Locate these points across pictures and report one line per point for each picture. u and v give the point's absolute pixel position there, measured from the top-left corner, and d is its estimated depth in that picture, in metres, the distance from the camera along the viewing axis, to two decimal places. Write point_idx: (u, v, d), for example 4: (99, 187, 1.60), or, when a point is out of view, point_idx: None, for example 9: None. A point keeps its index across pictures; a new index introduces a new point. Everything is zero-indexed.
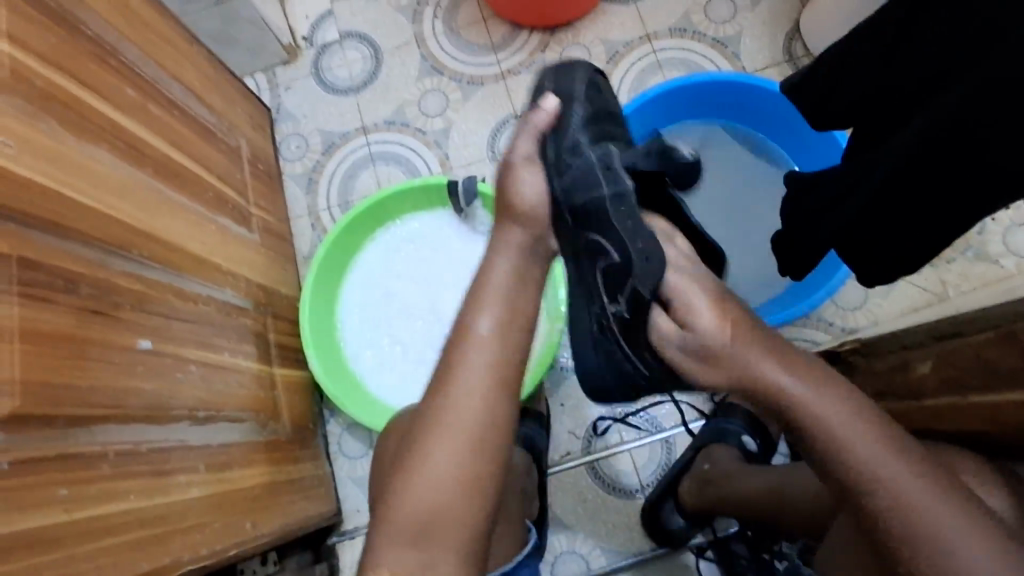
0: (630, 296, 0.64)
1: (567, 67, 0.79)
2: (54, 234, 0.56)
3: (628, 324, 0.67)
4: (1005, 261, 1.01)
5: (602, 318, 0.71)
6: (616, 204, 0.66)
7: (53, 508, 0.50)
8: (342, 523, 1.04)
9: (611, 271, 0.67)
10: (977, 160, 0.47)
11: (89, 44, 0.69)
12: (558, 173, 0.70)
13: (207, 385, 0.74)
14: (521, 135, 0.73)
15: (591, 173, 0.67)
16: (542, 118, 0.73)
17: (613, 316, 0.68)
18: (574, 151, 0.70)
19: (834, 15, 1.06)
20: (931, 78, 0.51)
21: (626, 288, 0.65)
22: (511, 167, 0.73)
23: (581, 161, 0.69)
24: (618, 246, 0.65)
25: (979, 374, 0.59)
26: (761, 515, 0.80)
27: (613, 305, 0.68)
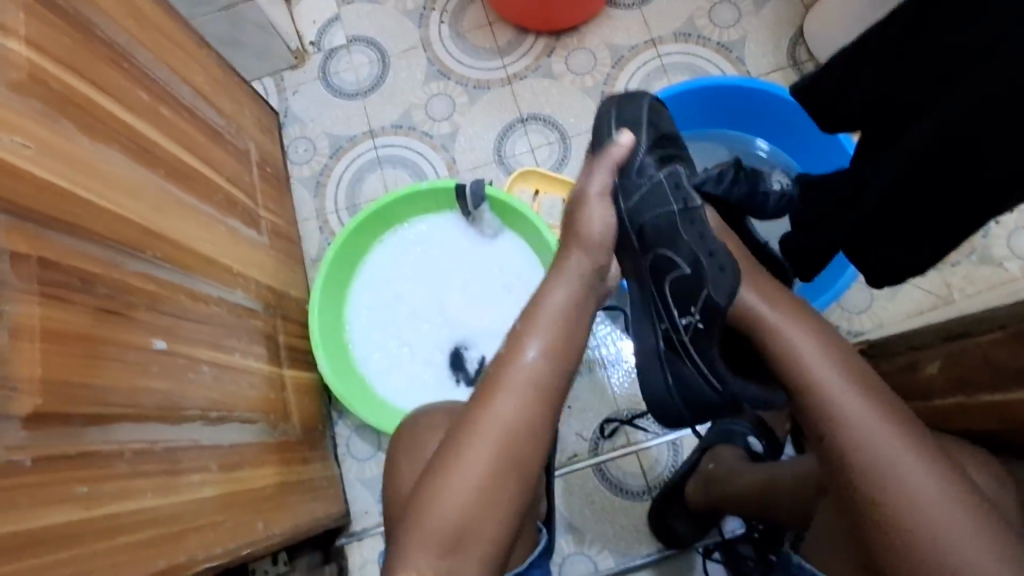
0: (707, 307, 0.71)
1: (631, 98, 0.86)
2: (72, 235, 0.57)
3: (701, 333, 0.73)
4: (1010, 264, 1.01)
5: (670, 332, 0.78)
6: (693, 225, 0.74)
7: (72, 506, 0.50)
8: (350, 524, 1.05)
9: (681, 284, 0.74)
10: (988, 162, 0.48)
11: (104, 48, 0.70)
12: (627, 196, 0.78)
13: (218, 385, 0.74)
14: (597, 167, 0.77)
15: (675, 199, 0.76)
16: (615, 150, 0.77)
17: (685, 328, 0.75)
18: (641, 173, 0.78)
19: (837, 19, 1.07)
20: (941, 81, 0.51)
21: (701, 296, 0.72)
22: (582, 199, 0.76)
23: (653, 184, 0.77)
24: (690, 261, 0.73)
25: (987, 374, 0.60)
26: (768, 515, 0.81)
27: (685, 317, 0.74)
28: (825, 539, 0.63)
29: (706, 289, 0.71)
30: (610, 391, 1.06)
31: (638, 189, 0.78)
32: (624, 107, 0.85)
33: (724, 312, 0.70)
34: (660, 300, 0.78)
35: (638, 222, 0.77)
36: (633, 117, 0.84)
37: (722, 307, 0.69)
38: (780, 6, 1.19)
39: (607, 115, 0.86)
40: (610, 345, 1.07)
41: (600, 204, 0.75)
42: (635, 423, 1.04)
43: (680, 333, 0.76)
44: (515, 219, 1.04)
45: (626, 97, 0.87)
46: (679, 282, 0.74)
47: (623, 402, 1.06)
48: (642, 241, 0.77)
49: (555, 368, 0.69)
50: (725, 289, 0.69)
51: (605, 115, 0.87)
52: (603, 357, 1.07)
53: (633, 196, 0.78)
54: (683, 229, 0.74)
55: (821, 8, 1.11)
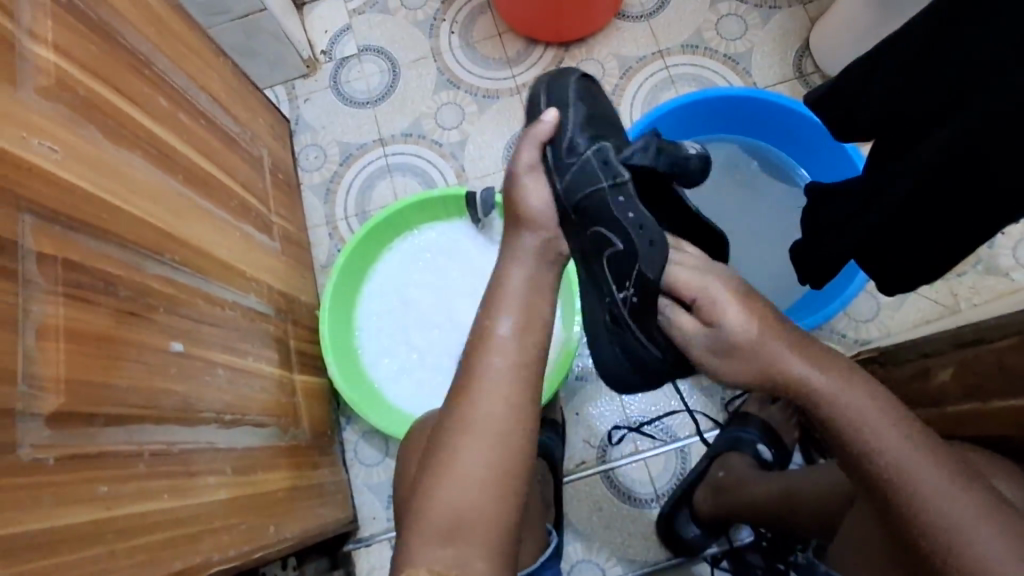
0: (642, 282, 0.71)
1: (562, 76, 0.83)
2: (96, 238, 0.58)
3: (637, 307, 0.74)
4: (1016, 274, 1.02)
5: (613, 306, 0.78)
6: (624, 201, 0.71)
7: (93, 505, 0.51)
8: (358, 530, 1.05)
9: (618, 259, 0.73)
10: (998, 172, 0.49)
11: (126, 55, 0.71)
12: (559, 175, 0.75)
13: (232, 389, 0.75)
14: (522, 146, 0.77)
15: (604, 174, 0.72)
16: (541, 131, 0.76)
17: (623, 302, 0.75)
18: (572, 152, 0.75)
19: (844, 32, 1.09)
20: (954, 93, 0.52)
21: (633, 275, 0.72)
22: (515, 176, 0.77)
23: (581, 163, 0.74)
24: (622, 237, 0.71)
25: (999, 381, 0.60)
26: (778, 522, 0.81)
27: (621, 292, 0.75)
28: (851, 535, 0.65)
29: (639, 266, 0.71)
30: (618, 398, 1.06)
31: (570, 168, 0.75)
32: (553, 87, 0.82)
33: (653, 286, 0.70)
34: (601, 274, 0.78)
35: (573, 201, 0.74)
36: (560, 98, 0.80)
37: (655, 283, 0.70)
38: (786, 19, 1.21)
39: (540, 93, 0.84)
40: None
41: (530, 177, 0.77)
42: (643, 430, 1.04)
43: (620, 307, 0.76)
44: (508, 216, 1.05)
45: (558, 74, 0.84)
46: (617, 258, 0.73)
47: (631, 409, 1.06)
48: (578, 216, 0.74)
49: None
50: (654, 264, 0.69)
51: (537, 95, 0.85)
52: None
53: (567, 174, 0.75)
54: (615, 207, 0.71)
55: (828, 21, 1.12)
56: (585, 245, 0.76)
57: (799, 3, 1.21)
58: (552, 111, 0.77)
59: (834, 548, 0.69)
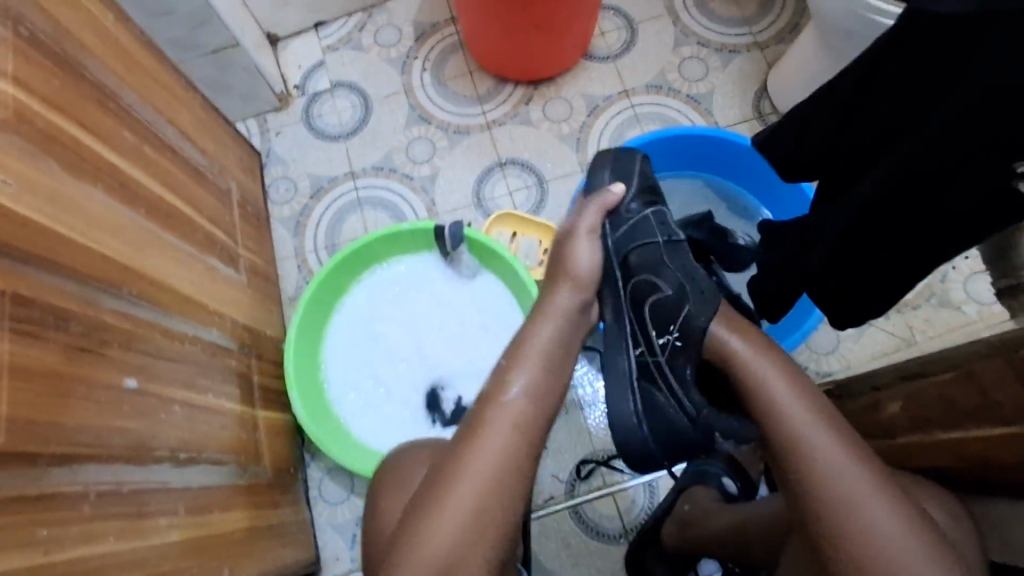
0: (686, 328, 0.72)
1: (627, 151, 0.88)
2: (49, 271, 0.57)
3: (678, 351, 0.73)
4: (967, 307, 1.06)
5: (646, 358, 0.76)
6: (678, 257, 0.78)
7: (33, 549, 0.49)
8: (319, 571, 1.02)
9: (662, 308, 0.75)
10: (944, 208, 0.51)
11: (91, 89, 0.71)
12: (613, 230, 0.81)
13: (190, 426, 0.73)
14: (585, 208, 0.81)
15: (662, 232, 0.79)
16: (607, 194, 0.81)
17: (662, 348, 0.74)
18: (630, 211, 0.82)
19: (799, 74, 1.14)
20: (886, 134, 0.55)
21: (680, 318, 0.73)
22: (570, 233, 0.80)
23: (642, 220, 0.80)
24: (674, 285, 0.75)
25: (940, 412, 0.62)
26: (739, 553, 0.81)
27: (662, 337, 0.74)
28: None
29: (689, 309, 0.73)
30: (586, 432, 1.06)
31: (627, 224, 0.80)
32: (617, 162, 0.86)
33: (702, 330, 0.71)
34: (635, 326, 0.78)
35: (623, 254, 0.79)
36: (625, 168, 0.85)
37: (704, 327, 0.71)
38: (745, 62, 1.26)
39: (599, 167, 0.87)
40: (586, 386, 1.07)
41: (586, 237, 0.79)
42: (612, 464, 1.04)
43: (657, 356, 0.75)
44: (493, 260, 1.06)
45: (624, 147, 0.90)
46: (660, 305, 0.75)
47: (599, 442, 1.06)
48: (625, 271, 0.79)
49: (535, 409, 0.70)
50: (707, 309, 0.72)
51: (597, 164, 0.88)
52: (579, 398, 1.07)
53: (622, 229, 0.80)
54: (668, 258, 0.77)
55: (783, 66, 1.18)
56: (626, 302, 0.79)
57: (757, 47, 1.27)
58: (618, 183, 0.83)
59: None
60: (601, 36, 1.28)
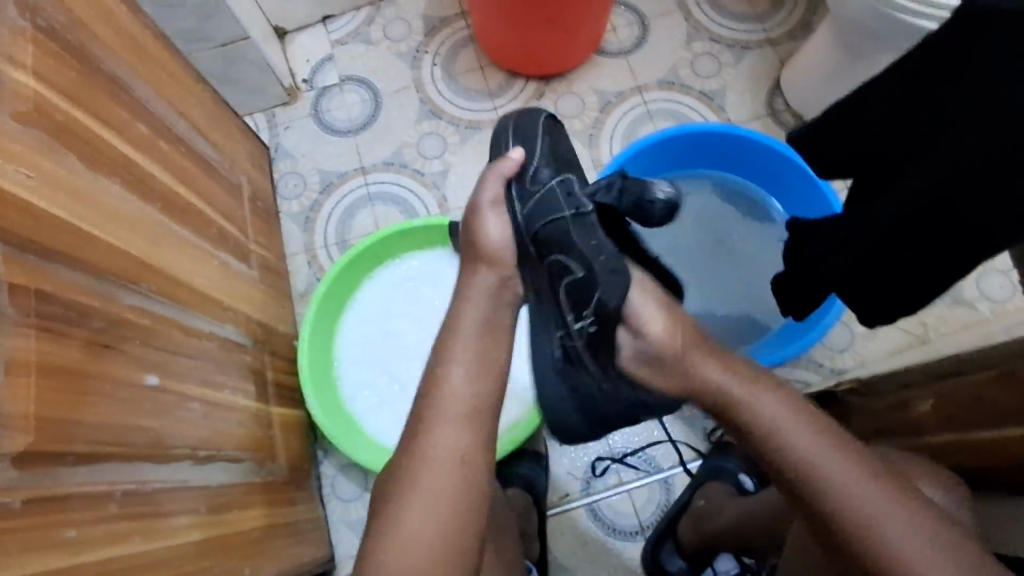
0: (603, 316, 0.67)
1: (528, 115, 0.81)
2: (70, 267, 0.56)
3: (595, 336, 0.69)
4: (980, 305, 1.06)
5: (566, 340, 0.73)
6: (587, 230, 0.69)
7: (59, 551, 0.48)
8: (334, 569, 1.01)
9: (576, 289, 0.68)
10: (988, 209, 0.50)
11: (106, 81, 0.70)
12: (520, 204, 0.73)
13: (208, 423, 0.72)
14: (487, 179, 0.75)
15: (570, 204, 0.70)
16: (508, 167, 0.74)
17: (580, 333, 0.70)
18: (535, 180, 0.74)
19: (815, 71, 1.13)
20: (919, 141, 0.56)
21: (593, 302, 0.67)
22: (476, 210, 0.76)
23: (548, 192, 0.72)
24: (583, 264, 0.67)
25: (976, 413, 0.63)
26: (748, 547, 0.84)
27: (579, 322, 0.69)
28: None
29: (599, 293, 0.67)
30: None
31: (532, 199, 0.72)
32: (522, 126, 0.80)
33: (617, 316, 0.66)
34: (555, 306, 0.72)
35: (531, 231, 0.71)
36: (531, 136, 0.78)
37: (615, 309, 0.66)
38: (758, 58, 1.25)
39: (505, 132, 0.81)
40: None
41: (494, 214, 0.75)
42: (626, 462, 1.04)
43: (575, 339, 0.71)
44: None
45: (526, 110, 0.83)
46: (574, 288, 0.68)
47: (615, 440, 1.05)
48: (538, 250, 0.71)
49: None
50: (618, 291, 0.66)
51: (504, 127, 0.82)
52: None
53: (528, 204, 0.72)
54: (576, 235, 0.68)
55: (797, 63, 1.17)
56: (542, 279, 0.73)
57: (770, 44, 1.26)
58: (519, 149, 0.76)
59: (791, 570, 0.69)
60: (613, 31, 1.27)
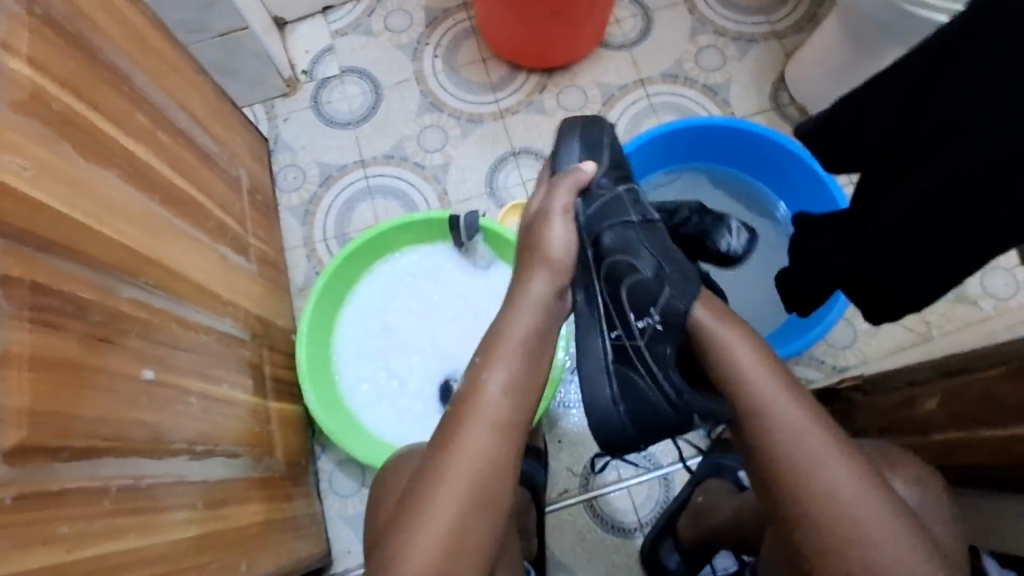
0: (672, 314, 0.68)
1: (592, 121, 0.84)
2: (67, 259, 0.55)
3: (660, 334, 0.68)
4: (984, 303, 1.05)
5: (621, 340, 0.69)
6: (655, 236, 0.74)
7: (55, 547, 0.47)
8: (331, 564, 1.01)
9: (640, 289, 0.68)
10: (997, 206, 0.49)
11: (105, 70, 0.69)
12: (586, 206, 0.76)
13: (206, 418, 0.72)
14: (559, 186, 0.76)
15: (637, 211, 0.76)
16: (580, 174, 0.77)
17: (643, 333, 0.67)
18: (601, 188, 0.77)
19: (821, 66, 1.12)
20: (926, 140, 0.55)
21: (661, 301, 0.68)
22: (543, 216, 0.75)
23: (614, 198, 0.76)
24: (652, 267, 0.70)
25: (982, 409, 0.62)
26: (746, 543, 0.83)
27: (642, 320, 0.68)
28: None
29: (667, 293, 0.68)
30: None
31: (598, 200, 0.76)
32: (586, 130, 0.83)
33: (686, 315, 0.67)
34: (610, 305, 0.71)
35: (595, 231, 0.74)
36: (595, 141, 0.82)
37: (686, 313, 0.68)
38: (763, 52, 1.24)
39: (567, 139, 0.83)
40: None
41: (561, 221, 0.74)
42: (626, 458, 1.03)
43: (635, 338, 0.68)
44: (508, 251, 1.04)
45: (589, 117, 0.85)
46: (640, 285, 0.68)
47: None
48: (598, 252, 0.73)
49: None
50: (688, 296, 0.68)
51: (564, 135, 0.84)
52: None
53: (593, 205, 0.76)
54: (643, 240, 0.73)
55: (802, 55, 1.16)
56: (598, 283, 0.72)
57: (775, 37, 1.25)
58: (589, 162, 0.78)
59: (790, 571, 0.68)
60: (616, 24, 1.25)
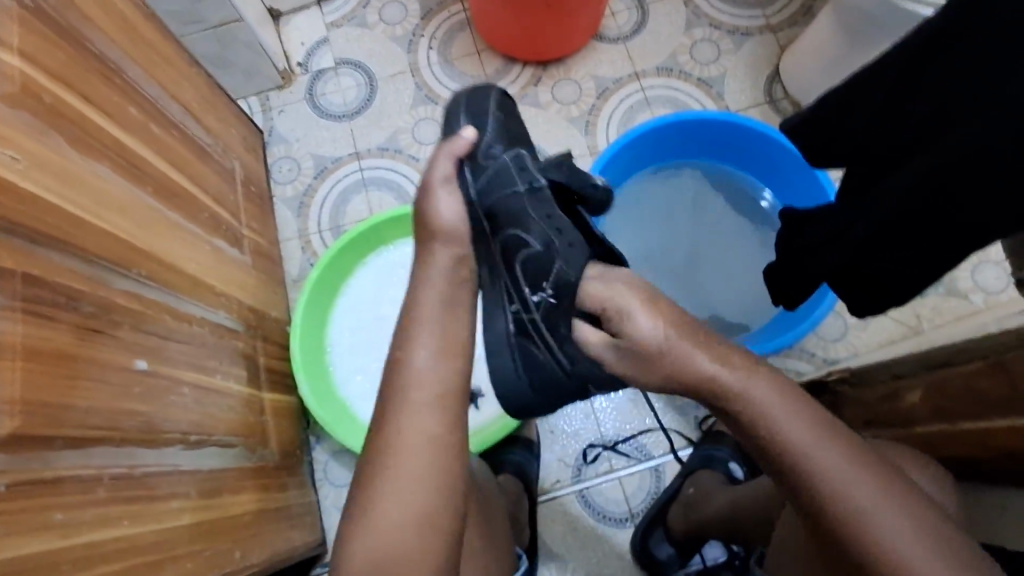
0: (560, 283, 0.69)
1: (479, 91, 0.83)
2: (59, 251, 0.56)
3: (553, 308, 0.70)
4: (974, 297, 1.06)
5: (518, 314, 0.74)
6: (541, 206, 0.72)
7: (48, 534, 0.48)
8: (325, 553, 1.02)
9: (534, 265, 0.71)
10: (982, 197, 0.50)
11: (96, 63, 0.69)
12: (474, 178, 0.75)
13: (199, 408, 0.72)
14: (440, 160, 0.75)
15: (522, 178, 0.73)
16: (459, 144, 0.75)
17: (537, 306, 0.71)
18: (487, 157, 0.76)
19: (814, 60, 1.12)
20: (914, 133, 0.55)
21: (552, 273, 0.69)
22: (427, 186, 0.75)
23: (500, 168, 0.74)
24: (540, 239, 0.71)
25: (966, 402, 0.63)
26: (736, 533, 0.84)
27: (536, 294, 0.71)
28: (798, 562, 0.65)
29: (557, 265, 0.69)
30: (593, 416, 1.06)
31: (484, 172, 0.74)
32: (474, 102, 0.82)
33: (574, 282, 0.69)
34: (511, 278, 0.73)
35: (486, 205, 0.74)
36: (479, 109, 0.80)
37: (574, 281, 0.69)
38: (758, 45, 1.24)
39: (457, 113, 0.82)
40: None
41: (445, 191, 0.74)
42: (618, 449, 1.04)
43: (530, 312, 0.72)
44: None
45: (476, 88, 0.84)
46: (531, 260, 0.71)
47: (607, 428, 1.05)
48: (491, 223, 0.74)
49: None
50: (576, 264, 0.69)
51: (456, 103, 0.83)
52: None
53: (480, 178, 0.75)
54: (531, 210, 0.72)
55: (797, 48, 1.16)
56: (498, 256, 0.75)
57: (770, 30, 1.25)
58: (470, 128, 0.77)
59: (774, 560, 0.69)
60: (611, 17, 1.25)
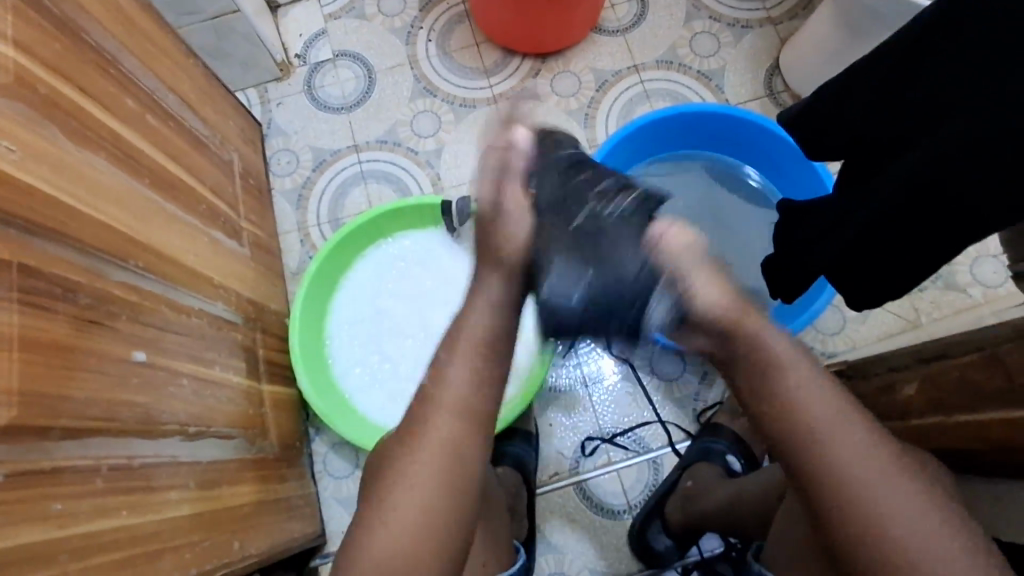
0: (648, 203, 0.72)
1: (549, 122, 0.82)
2: (54, 242, 0.56)
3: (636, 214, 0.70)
4: (972, 290, 1.06)
5: (592, 216, 0.69)
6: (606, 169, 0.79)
7: (45, 524, 0.48)
8: (325, 544, 1.02)
9: (615, 183, 0.74)
10: (979, 188, 0.50)
11: (93, 54, 0.69)
12: (543, 160, 0.73)
13: (198, 400, 0.73)
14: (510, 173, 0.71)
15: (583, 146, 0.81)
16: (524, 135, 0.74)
17: (618, 209, 0.69)
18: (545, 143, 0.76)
19: (814, 53, 1.12)
20: (911, 125, 0.55)
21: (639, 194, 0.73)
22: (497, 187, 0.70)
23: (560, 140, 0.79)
24: (622, 180, 0.75)
25: (960, 394, 0.63)
26: (733, 525, 0.84)
27: (616, 203, 0.70)
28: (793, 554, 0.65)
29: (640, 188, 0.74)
30: (592, 409, 1.06)
31: (542, 139, 0.76)
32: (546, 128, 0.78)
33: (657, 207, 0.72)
34: (584, 196, 0.71)
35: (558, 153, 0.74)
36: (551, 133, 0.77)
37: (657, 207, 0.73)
38: (758, 37, 1.24)
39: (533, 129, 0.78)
40: (591, 362, 1.07)
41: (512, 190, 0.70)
42: (616, 442, 1.04)
43: (609, 212, 0.69)
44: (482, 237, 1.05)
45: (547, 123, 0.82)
46: (615, 185, 0.73)
47: (605, 421, 1.06)
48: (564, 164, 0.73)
49: None
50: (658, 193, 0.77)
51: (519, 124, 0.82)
52: (585, 374, 1.07)
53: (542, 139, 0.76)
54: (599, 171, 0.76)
55: (797, 40, 1.16)
56: (565, 197, 0.70)
57: (770, 23, 1.24)
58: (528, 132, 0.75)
59: (765, 552, 0.70)
60: (611, 9, 1.25)
